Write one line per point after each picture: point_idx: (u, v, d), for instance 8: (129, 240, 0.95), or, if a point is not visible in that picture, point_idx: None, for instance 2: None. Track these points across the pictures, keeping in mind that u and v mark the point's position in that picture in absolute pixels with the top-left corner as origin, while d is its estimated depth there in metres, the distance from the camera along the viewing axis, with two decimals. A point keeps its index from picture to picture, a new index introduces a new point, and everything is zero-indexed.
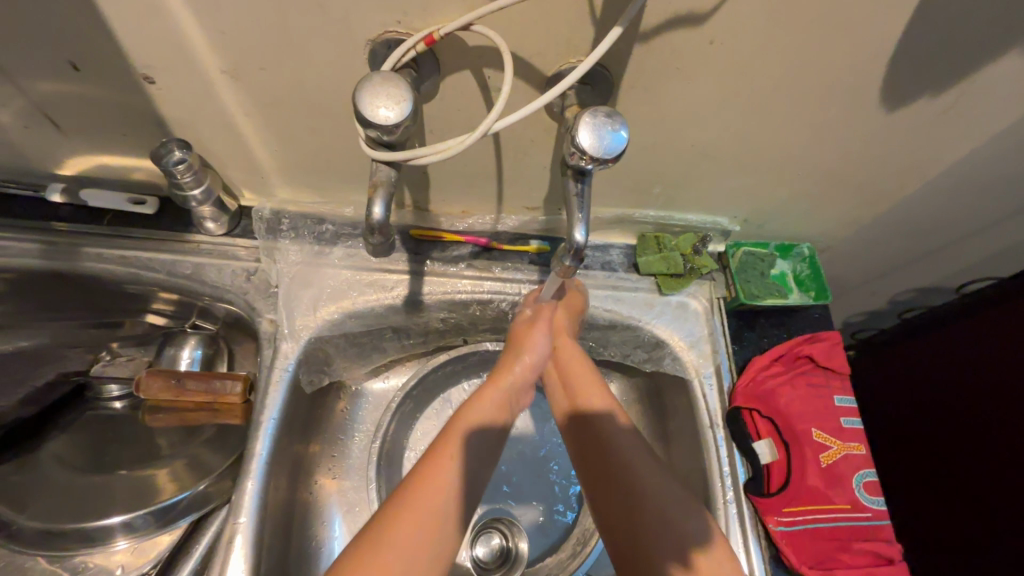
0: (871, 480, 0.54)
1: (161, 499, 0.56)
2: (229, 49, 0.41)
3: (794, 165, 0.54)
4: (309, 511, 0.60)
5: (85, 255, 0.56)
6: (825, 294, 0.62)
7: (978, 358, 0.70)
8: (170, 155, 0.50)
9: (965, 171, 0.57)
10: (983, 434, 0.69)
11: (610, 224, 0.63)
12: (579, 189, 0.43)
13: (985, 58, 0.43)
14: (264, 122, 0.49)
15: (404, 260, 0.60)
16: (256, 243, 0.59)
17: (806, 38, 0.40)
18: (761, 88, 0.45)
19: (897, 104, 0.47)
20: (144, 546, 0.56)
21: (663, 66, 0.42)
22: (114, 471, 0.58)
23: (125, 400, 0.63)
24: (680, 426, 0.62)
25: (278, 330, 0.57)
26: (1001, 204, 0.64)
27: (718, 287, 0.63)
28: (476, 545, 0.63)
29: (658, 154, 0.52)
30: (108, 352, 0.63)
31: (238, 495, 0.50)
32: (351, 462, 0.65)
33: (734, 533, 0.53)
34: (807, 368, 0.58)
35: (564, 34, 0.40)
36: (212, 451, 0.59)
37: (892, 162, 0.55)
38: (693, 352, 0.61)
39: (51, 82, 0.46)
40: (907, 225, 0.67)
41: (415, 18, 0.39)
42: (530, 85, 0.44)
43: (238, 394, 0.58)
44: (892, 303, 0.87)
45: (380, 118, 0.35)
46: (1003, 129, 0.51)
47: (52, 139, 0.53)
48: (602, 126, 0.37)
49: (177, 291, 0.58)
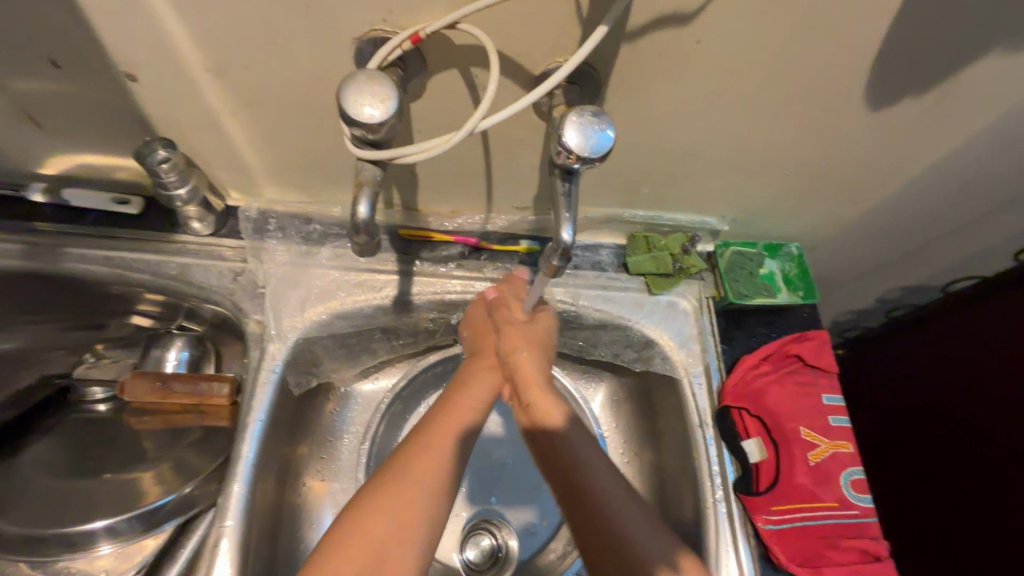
0: (859, 478, 0.54)
1: (145, 503, 0.55)
2: (213, 46, 0.41)
3: (782, 164, 0.55)
4: (298, 514, 0.59)
5: (67, 255, 0.55)
6: (813, 292, 0.63)
7: (964, 357, 0.71)
8: (153, 155, 0.49)
9: (949, 170, 0.58)
10: (968, 432, 0.70)
11: (599, 224, 0.63)
12: (567, 189, 0.42)
13: (967, 58, 0.44)
14: (250, 121, 0.49)
15: (392, 260, 0.60)
16: (243, 243, 0.59)
17: (792, 37, 0.41)
18: (748, 87, 0.45)
19: (882, 104, 0.48)
20: (129, 551, 0.55)
21: (651, 66, 0.42)
22: (99, 475, 0.57)
23: (110, 403, 0.62)
24: (669, 425, 0.62)
25: (265, 331, 0.56)
26: (986, 203, 0.64)
27: (706, 287, 0.64)
28: (466, 545, 0.63)
29: (647, 154, 0.52)
30: (91, 355, 0.62)
31: (224, 498, 0.50)
32: (340, 464, 0.64)
33: (722, 532, 0.53)
34: (796, 366, 0.59)
35: (551, 33, 0.39)
36: (198, 453, 0.59)
37: (878, 161, 0.55)
38: (682, 352, 0.61)
39: (31, 80, 0.45)
40: (894, 225, 0.67)
41: (401, 16, 0.39)
42: (519, 84, 0.44)
43: (224, 396, 0.58)
44: (880, 302, 0.87)
45: (365, 116, 0.35)
46: (986, 128, 0.52)
47: (33, 138, 0.52)
48: (589, 125, 0.37)
49: (163, 292, 0.57)
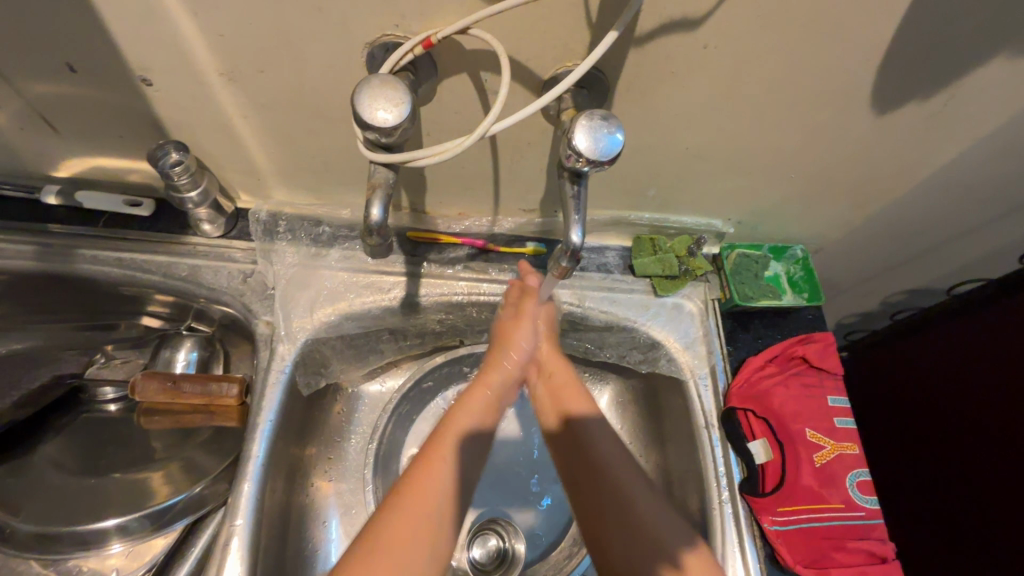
0: (865, 479, 0.54)
1: (157, 502, 0.56)
2: (229, 52, 0.42)
3: (788, 167, 0.55)
4: (306, 514, 0.60)
5: (79, 257, 0.56)
6: (818, 295, 0.62)
7: (971, 360, 0.71)
8: (166, 158, 0.50)
9: (955, 173, 0.58)
10: (978, 436, 0.69)
11: (605, 226, 0.64)
12: (576, 191, 0.43)
13: (971, 63, 0.44)
14: (262, 125, 0.50)
15: (400, 262, 0.60)
16: (252, 245, 0.59)
17: (797, 43, 0.41)
18: (754, 91, 0.45)
19: (887, 108, 0.48)
20: (139, 550, 0.55)
21: (659, 70, 0.43)
22: (109, 474, 0.58)
23: (121, 403, 0.63)
24: (675, 426, 0.62)
25: (275, 331, 0.57)
26: (991, 206, 0.64)
27: (712, 288, 0.64)
28: (473, 547, 0.64)
29: (653, 156, 0.53)
30: (102, 355, 0.63)
31: (235, 497, 0.50)
32: (347, 465, 0.65)
33: (729, 533, 0.54)
34: (801, 368, 0.59)
35: (561, 38, 0.40)
36: (208, 454, 0.59)
37: (883, 164, 0.56)
38: (688, 353, 0.61)
39: (47, 84, 0.46)
40: (899, 227, 0.68)
41: (413, 22, 0.39)
42: (528, 88, 0.45)
43: (233, 396, 0.59)
44: (884, 304, 0.88)
45: (379, 120, 0.35)
46: (990, 132, 0.52)
47: (47, 141, 0.53)
48: (598, 128, 0.37)
49: (174, 293, 0.58)
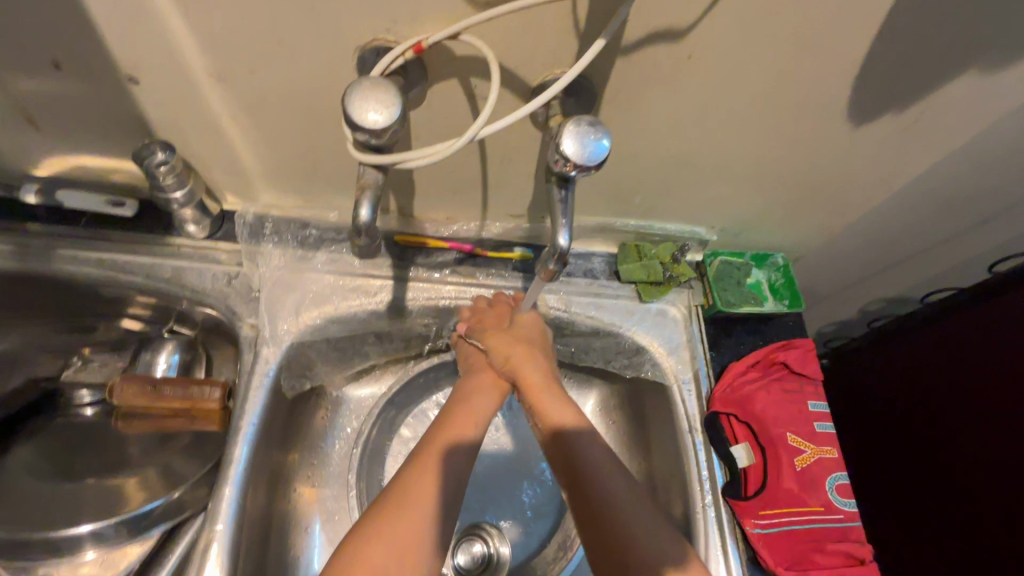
0: (844, 482, 0.55)
1: (132, 508, 0.54)
2: (219, 52, 0.42)
3: (769, 176, 0.56)
4: (289, 520, 0.59)
5: (58, 257, 0.55)
6: (798, 302, 0.64)
7: (948, 367, 0.72)
8: (152, 156, 0.49)
9: (927, 186, 0.60)
10: (959, 444, 0.70)
11: (592, 233, 0.64)
12: (563, 196, 0.43)
13: (940, 79, 0.46)
14: (251, 126, 0.50)
15: (387, 265, 0.60)
16: (238, 247, 0.59)
17: (776, 56, 0.43)
18: (736, 102, 0.47)
19: (862, 121, 0.50)
20: (113, 558, 0.54)
21: (644, 80, 0.44)
22: (82, 480, 0.57)
23: (97, 406, 0.62)
24: (659, 431, 0.63)
25: (259, 334, 0.56)
26: (963, 217, 0.67)
27: (695, 294, 0.65)
28: (458, 553, 0.63)
29: (638, 164, 0.54)
30: (78, 358, 0.62)
31: (215, 502, 0.49)
32: (331, 470, 0.64)
33: (712, 537, 0.54)
34: (782, 373, 0.60)
35: (549, 46, 0.41)
36: (187, 459, 0.58)
37: (859, 176, 0.57)
38: (672, 359, 0.62)
39: (31, 81, 0.46)
40: (873, 238, 0.70)
41: (404, 27, 0.40)
42: (517, 94, 0.45)
43: (216, 400, 0.57)
44: (861, 313, 0.90)
45: (369, 121, 0.36)
46: (959, 146, 0.54)
47: (29, 140, 0.52)
48: (585, 134, 0.38)
49: (156, 295, 0.57)
